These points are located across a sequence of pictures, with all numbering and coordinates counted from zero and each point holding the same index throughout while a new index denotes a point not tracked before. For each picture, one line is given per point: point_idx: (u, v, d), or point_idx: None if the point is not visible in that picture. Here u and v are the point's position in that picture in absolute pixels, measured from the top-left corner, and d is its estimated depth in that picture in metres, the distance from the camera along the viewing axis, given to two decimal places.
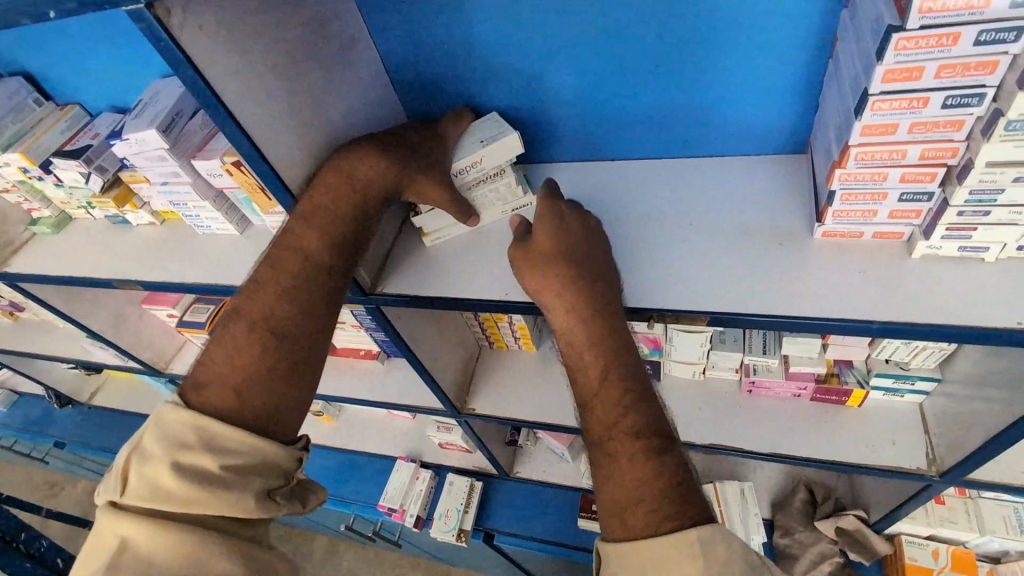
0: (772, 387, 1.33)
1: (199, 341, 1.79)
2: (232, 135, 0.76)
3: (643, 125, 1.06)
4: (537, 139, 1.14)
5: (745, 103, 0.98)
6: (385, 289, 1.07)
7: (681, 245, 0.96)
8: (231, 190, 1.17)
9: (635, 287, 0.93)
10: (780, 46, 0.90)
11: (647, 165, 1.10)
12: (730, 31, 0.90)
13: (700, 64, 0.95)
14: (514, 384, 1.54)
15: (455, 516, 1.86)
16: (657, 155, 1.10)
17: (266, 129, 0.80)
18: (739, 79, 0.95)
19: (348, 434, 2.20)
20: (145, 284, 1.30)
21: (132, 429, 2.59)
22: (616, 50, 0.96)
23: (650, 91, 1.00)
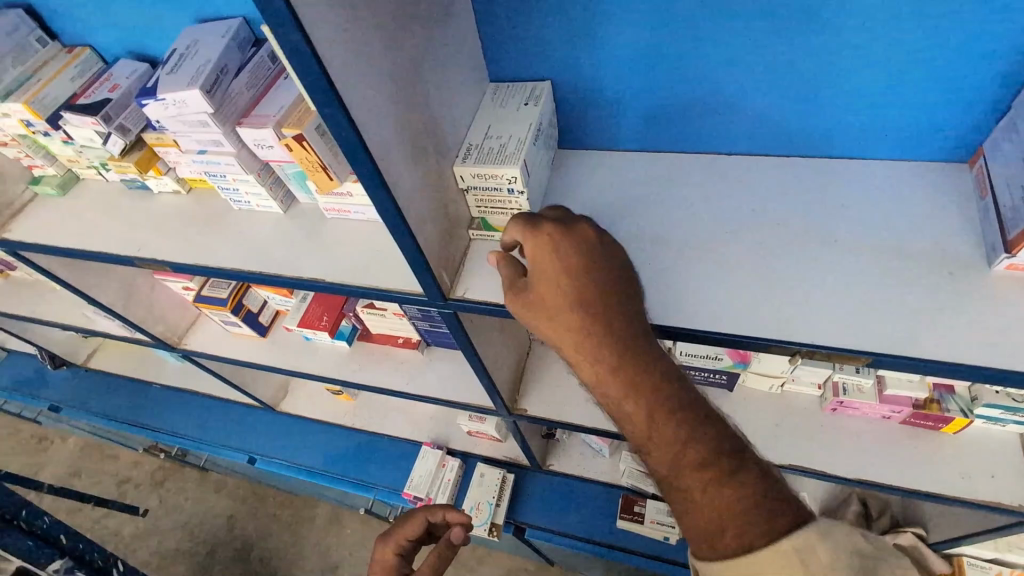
0: (861, 407, 1.22)
1: (217, 318, 1.63)
2: (331, 117, 0.61)
3: (780, 118, 0.92)
4: (649, 123, 0.99)
5: (913, 104, 0.84)
6: (468, 293, 0.92)
7: (826, 263, 0.84)
8: (280, 164, 1.00)
9: (776, 312, 0.81)
10: (981, 41, 0.75)
11: (774, 164, 0.97)
12: (923, 18, 0.75)
13: (875, 54, 0.80)
14: (571, 386, 1.42)
15: (487, 511, 1.76)
16: (785, 152, 0.97)
17: (368, 107, 0.64)
18: (916, 75, 0.81)
19: (369, 416, 2.08)
20: (169, 263, 1.13)
21: (130, 396, 2.44)
22: (774, 29, 0.81)
23: (799, 81, 0.86)
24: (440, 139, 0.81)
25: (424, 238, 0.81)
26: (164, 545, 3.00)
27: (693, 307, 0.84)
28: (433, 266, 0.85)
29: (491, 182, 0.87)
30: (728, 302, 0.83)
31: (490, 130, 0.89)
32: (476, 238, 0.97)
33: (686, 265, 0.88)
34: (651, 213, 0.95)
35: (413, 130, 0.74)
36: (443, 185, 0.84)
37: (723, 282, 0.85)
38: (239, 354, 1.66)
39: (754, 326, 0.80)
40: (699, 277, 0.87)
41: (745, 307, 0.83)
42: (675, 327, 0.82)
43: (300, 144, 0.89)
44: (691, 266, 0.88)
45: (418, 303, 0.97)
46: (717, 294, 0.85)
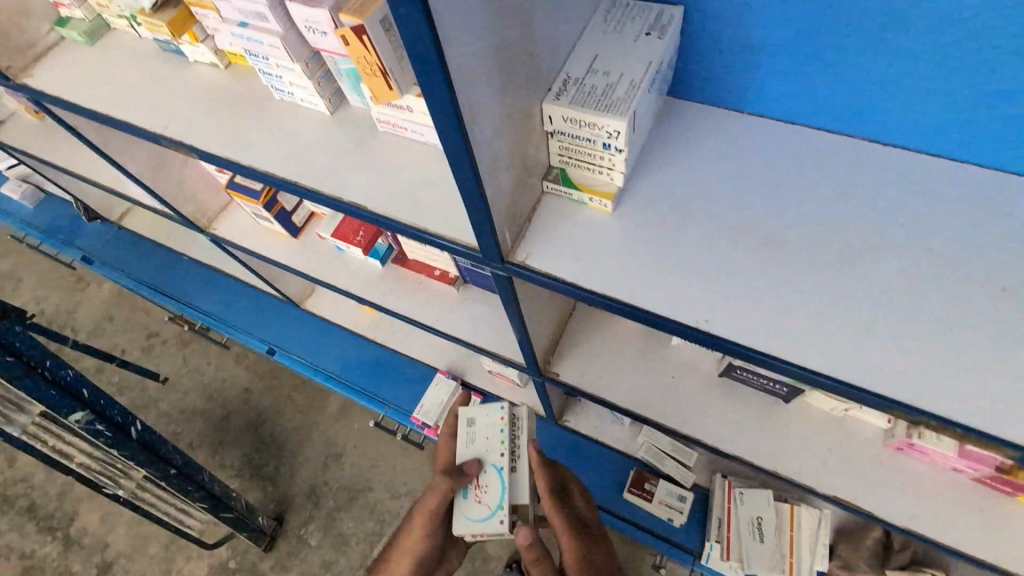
0: (932, 454, 1.09)
1: (249, 209, 1.52)
2: (406, 19, 0.44)
3: (955, 117, 0.73)
4: (817, 78, 0.77)
5: None
6: (529, 259, 0.77)
7: (988, 317, 0.67)
8: (332, 56, 0.83)
9: (915, 364, 0.66)
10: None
11: (927, 168, 0.78)
12: None
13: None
14: (611, 358, 1.31)
15: (498, 483, 1.13)
16: (944, 152, 0.77)
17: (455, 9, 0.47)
18: None
19: (391, 331, 2.03)
20: (196, 150, 0.99)
21: (158, 262, 2.42)
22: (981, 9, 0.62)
23: (994, 76, 0.67)
24: (536, 68, 0.64)
25: (494, 191, 0.66)
26: (184, 402, 3.15)
27: (801, 339, 0.69)
28: (497, 223, 0.71)
29: (583, 131, 0.69)
30: (846, 337, 0.69)
31: (597, 60, 0.70)
32: (550, 192, 0.81)
33: (802, 280, 0.72)
34: (767, 201, 0.77)
35: (504, 53, 0.56)
36: (528, 125, 0.67)
37: (842, 308, 0.70)
38: (266, 251, 1.57)
39: (874, 375, 0.66)
40: (819, 298, 0.71)
41: (861, 352, 0.68)
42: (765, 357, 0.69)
43: (360, 38, 0.70)
44: (810, 282, 0.72)
45: (468, 257, 0.83)
46: (834, 327, 0.69)
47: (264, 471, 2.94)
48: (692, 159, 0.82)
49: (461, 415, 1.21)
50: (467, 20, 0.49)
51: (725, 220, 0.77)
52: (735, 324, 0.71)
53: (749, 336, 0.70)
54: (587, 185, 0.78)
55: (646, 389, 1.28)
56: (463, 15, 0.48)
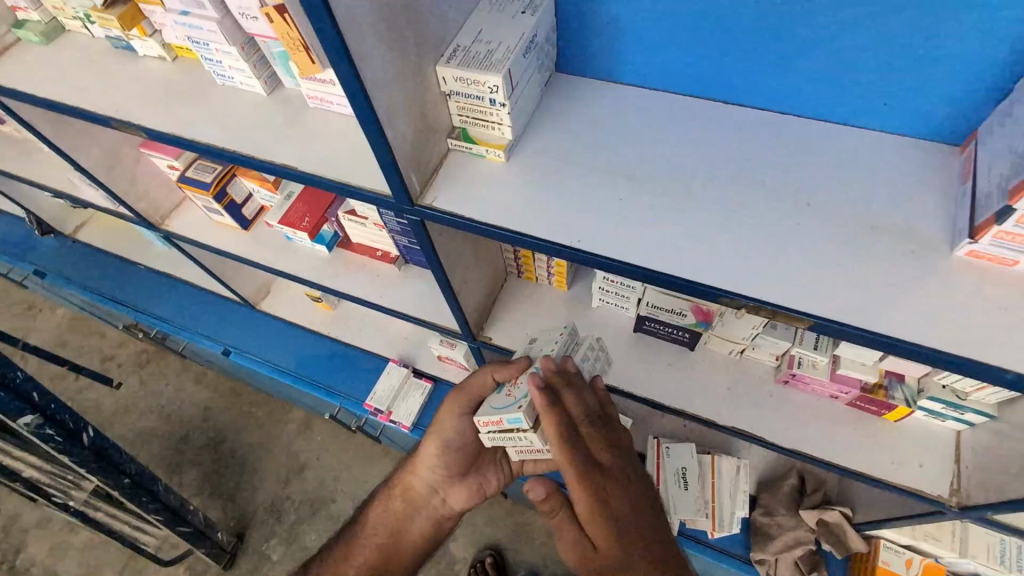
0: (811, 383, 1.25)
1: (200, 203, 1.62)
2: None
3: (768, 78, 0.89)
4: (665, 48, 0.92)
5: (902, 80, 0.82)
6: (435, 202, 0.90)
7: (800, 226, 0.80)
8: (264, 40, 0.96)
9: (743, 262, 0.79)
10: (1005, 27, 0.71)
11: (758, 118, 0.93)
12: None
13: (911, 12, 0.74)
14: (538, 322, 1.44)
15: (533, 377, 1.01)
16: (771, 107, 0.93)
17: None
18: (913, 42, 0.77)
19: (346, 326, 2.11)
20: (146, 130, 1.10)
21: (113, 273, 2.46)
22: None
23: (786, 40, 0.83)
24: (423, 34, 0.78)
25: (396, 134, 0.79)
26: (139, 424, 3.08)
27: (652, 251, 0.81)
28: (402, 165, 0.83)
29: (472, 89, 0.84)
30: (690, 248, 0.81)
31: (482, 33, 0.85)
32: (454, 149, 0.95)
33: (655, 206, 0.85)
34: (629, 145, 0.92)
35: (392, 13, 0.70)
36: (424, 83, 0.82)
37: (687, 226, 0.83)
38: (220, 243, 1.67)
39: (708, 272, 0.78)
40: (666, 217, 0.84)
41: (701, 258, 0.80)
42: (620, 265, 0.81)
43: (282, 16, 0.85)
44: (661, 207, 0.85)
45: (386, 206, 0.96)
46: (678, 243, 0.81)
47: (224, 488, 2.86)
48: (570, 116, 0.97)
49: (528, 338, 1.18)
50: None
51: (595, 163, 0.91)
52: (601, 241, 0.83)
53: (611, 248, 0.82)
54: (483, 140, 0.92)
55: None
56: None
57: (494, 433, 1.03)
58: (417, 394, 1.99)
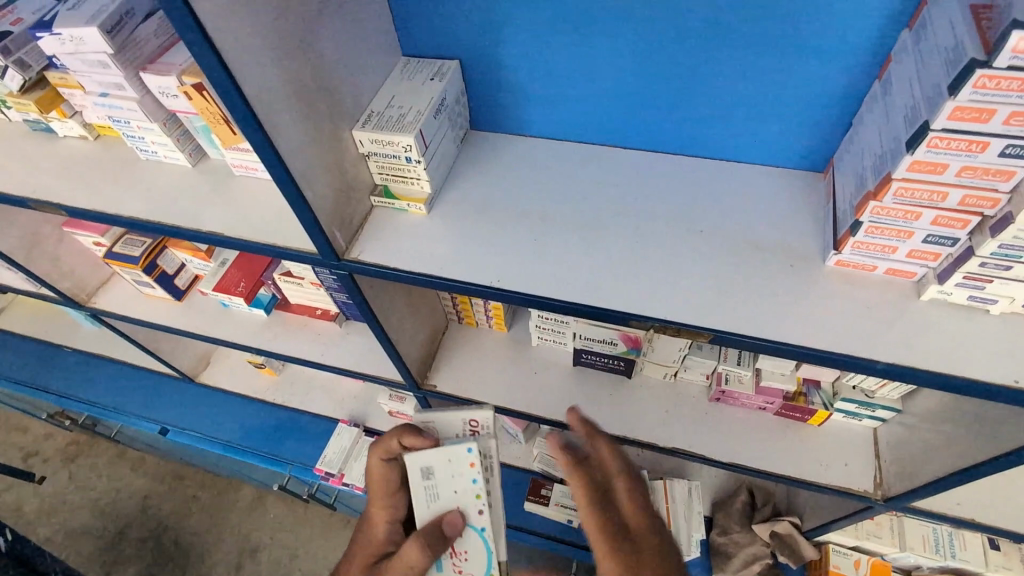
0: (740, 397, 1.32)
1: (129, 277, 1.58)
2: (201, 56, 0.61)
3: (654, 125, 1.00)
4: (564, 102, 1.02)
5: (764, 123, 0.94)
6: (361, 255, 0.94)
7: (695, 254, 0.90)
8: (186, 115, 1.00)
9: (648, 287, 0.87)
10: (836, 73, 0.85)
11: (652, 161, 1.03)
12: (765, 40, 0.84)
13: (760, 64, 0.87)
14: (480, 366, 1.47)
15: (481, 547, 0.98)
16: (662, 150, 1.04)
17: (249, 52, 0.66)
18: (768, 90, 0.90)
19: (291, 391, 2.07)
20: (66, 209, 1.10)
21: (36, 359, 2.32)
22: (632, 46, 0.90)
23: (664, 91, 0.95)
24: (338, 104, 0.85)
25: (315, 196, 0.84)
26: (68, 524, 2.81)
27: (566, 286, 0.88)
28: (324, 224, 0.88)
29: (388, 149, 0.90)
30: (600, 281, 0.88)
31: (394, 100, 0.92)
32: (378, 205, 1.00)
33: (568, 244, 0.93)
34: (539, 191, 1.00)
35: (303, 86, 0.76)
36: (341, 146, 0.87)
37: (597, 260, 0.91)
38: (153, 317, 1.63)
39: (619, 301, 0.86)
40: (576, 253, 0.92)
41: (610, 287, 0.88)
42: (537, 300, 0.87)
43: (201, 93, 0.90)
44: (571, 244, 0.93)
45: (315, 263, 0.99)
46: (590, 277, 0.89)
47: None
48: (483, 169, 1.05)
49: (414, 466, 0.99)
50: (263, 61, 0.68)
51: (512, 210, 0.98)
52: (520, 280, 0.89)
53: (529, 286, 0.89)
54: (404, 195, 0.98)
55: (515, 387, 1.45)
56: (259, 57, 0.68)
57: None
58: (370, 453, 1.94)
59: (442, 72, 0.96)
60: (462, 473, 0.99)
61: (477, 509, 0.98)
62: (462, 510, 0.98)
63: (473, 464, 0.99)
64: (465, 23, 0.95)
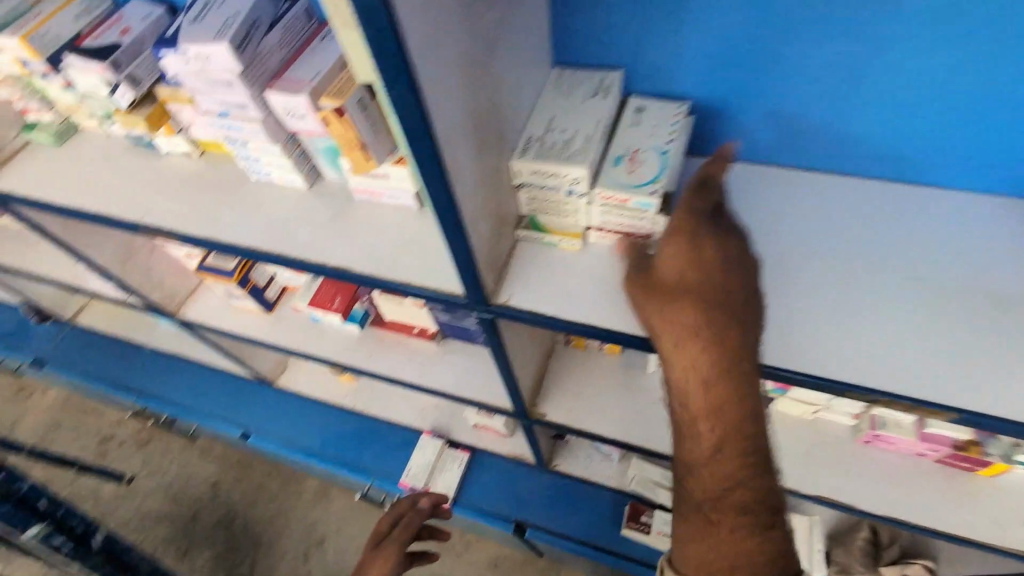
0: (895, 442, 1.18)
1: (220, 289, 1.52)
2: (398, 98, 0.50)
3: (831, 141, 0.91)
4: (731, 118, 0.93)
5: (969, 145, 0.85)
6: (512, 299, 0.84)
7: (891, 300, 0.84)
8: (309, 136, 0.90)
9: None
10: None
11: (823, 181, 0.95)
12: (996, 58, 0.75)
13: (981, 83, 0.78)
14: (592, 392, 1.36)
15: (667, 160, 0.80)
16: (834, 168, 0.95)
17: (445, 86, 0.54)
18: (982, 111, 0.81)
19: (371, 398, 2.01)
20: (176, 235, 1.02)
21: (117, 357, 2.33)
22: (833, 55, 0.81)
23: (856, 106, 0.86)
24: (503, 132, 0.73)
25: (477, 240, 0.73)
26: (143, 508, 2.77)
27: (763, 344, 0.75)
28: (479, 268, 0.77)
29: (550, 181, 0.78)
30: None
31: (553, 120, 0.80)
32: (522, 239, 0.89)
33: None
34: None
35: (480, 117, 0.65)
36: (500, 181, 0.76)
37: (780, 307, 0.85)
38: (243, 329, 1.57)
39: None
40: None
41: (798, 339, 0.83)
42: None
43: (339, 118, 0.79)
44: None
45: (455, 303, 0.88)
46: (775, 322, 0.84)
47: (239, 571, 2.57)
48: None
49: (627, 103, 0.87)
50: (454, 95, 0.57)
51: None
52: None
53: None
54: (556, 229, 0.86)
55: (631, 416, 1.33)
56: (450, 90, 0.56)
57: (605, 212, 0.81)
58: (454, 468, 1.87)
59: (605, 88, 0.84)
60: (655, 131, 0.83)
61: (668, 140, 0.82)
62: (638, 137, 0.82)
63: (679, 115, 0.85)
64: None
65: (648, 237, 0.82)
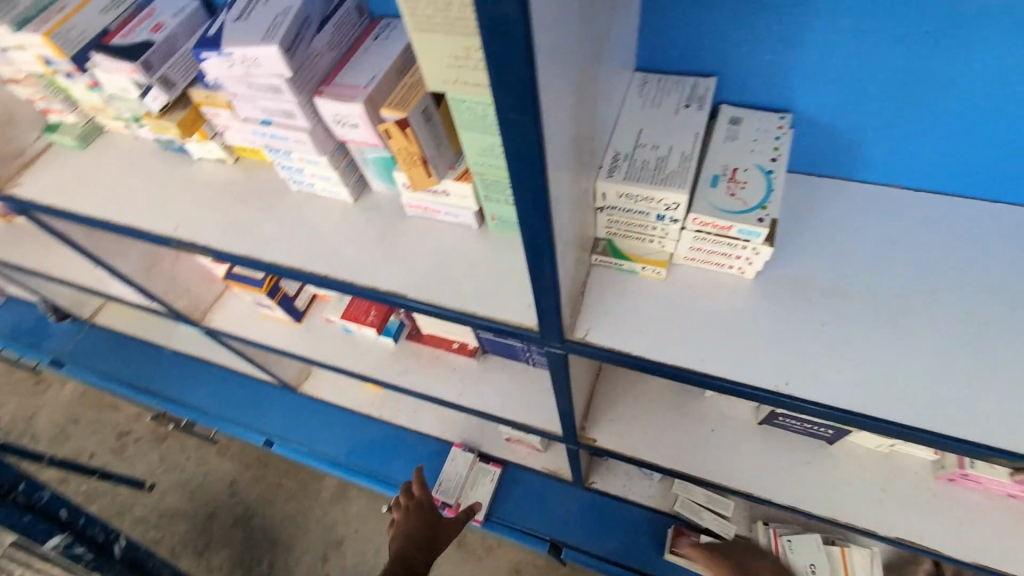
0: (984, 482, 1.08)
1: (248, 298, 1.45)
2: (513, 120, 0.42)
3: (955, 158, 0.79)
4: (835, 128, 0.81)
5: None
6: (590, 335, 0.75)
7: None
8: (360, 147, 0.81)
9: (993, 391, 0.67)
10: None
11: (942, 203, 0.82)
12: None
13: None
14: (644, 416, 1.27)
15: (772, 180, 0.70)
16: (955, 189, 0.82)
17: (558, 104, 0.45)
18: None
19: (399, 408, 1.93)
20: (211, 250, 0.94)
21: (137, 358, 2.27)
22: (975, 57, 0.68)
23: (994, 118, 0.73)
24: (594, 150, 0.64)
25: (562, 273, 0.64)
26: (164, 504, 2.63)
27: None
28: (560, 302, 0.68)
29: (640, 205, 0.69)
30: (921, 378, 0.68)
31: (643, 134, 0.71)
32: (597, 264, 0.80)
33: (870, 330, 0.72)
34: (808, 251, 0.78)
35: (579, 136, 0.55)
36: (585, 205, 0.67)
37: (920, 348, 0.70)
38: (272, 340, 1.50)
39: None
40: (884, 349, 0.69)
41: (948, 390, 0.67)
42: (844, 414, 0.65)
43: (402, 131, 0.70)
44: (871, 325, 0.72)
45: (523, 336, 0.80)
46: (920, 371, 0.68)
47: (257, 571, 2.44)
48: None
49: (721, 113, 0.78)
50: (563, 114, 0.47)
51: (772, 276, 0.77)
52: None
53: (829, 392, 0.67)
54: (638, 255, 0.77)
55: (687, 444, 1.24)
56: (561, 109, 0.46)
57: (700, 240, 0.71)
58: (486, 483, 1.79)
59: (700, 96, 0.75)
60: (756, 146, 0.73)
61: (771, 157, 0.72)
62: (737, 154, 0.73)
63: (781, 128, 0.76)
64: None
65: (747, 266, 0.73)
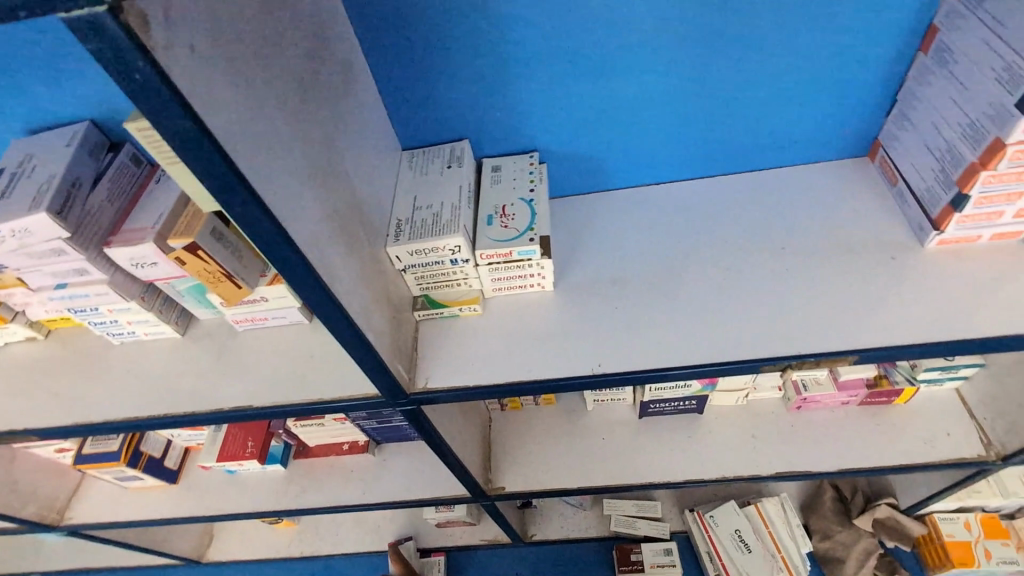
0: (822, 399, 1.25)
1: (108, 476, 1.32)
2: (244, 215, 0.48)
3: (678, 153, 0.95)
4: (582, 155, 0.95)
5: (800, 126, 0.91)
6: (430, 382, 0.80)
7: (794, 282, 0.82)
8: (167, 281, 0.83)
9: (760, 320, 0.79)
10: (868, 65, 0.82)
11: (686, 189, 0.99)
12: (793, 49, 0.80)
13: (788, 75, 0.83)
14: (542, 449, 1.33)
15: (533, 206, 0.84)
16: (691, 174, 0.99)
17: (290, 192, 0.53)
18: (799, 97, 0.86)
19: (319, 536, 1.80)
20: (33, 431, 0.88)
21: None
22: (649, 80, 0.84)
23: (688, 119, 0.89)
24: (370, 223, 0.72)
25: (374, 334, 0.70)
26: None
27: (676, 347, 0.78)
28: (387, 361, 0.74)
29: (431, 256, 0.78)
30: (703, 327, 0.79)
31: (417, 198, 0.82)
32: (423, 319, 0.87)
33: (657, 304, 0.83)
34: (592, 254, 0.92)
35: (340, 213, 0.64)
36: (381, 270, 0.75)
37: (697, 304, 0.82)
38: (148, 512, 1.37)
39: (735, 350, 0.76)
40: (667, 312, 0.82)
41: (732, 336, 0.78)
42: (651, 374, 0.76)
43: (195, 254, 0.74)
44: (655, 298, 0.84)
45: (374, 405, 0.83)
46: (703, 325, 0.80)
47: None
48: None
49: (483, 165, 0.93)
50: (304, 200, 0.55)
51: (570, 281, 0.89)
52: (621, 356, 0.78)
53: (636, 361, 0.78)
54: (453, 299, 0.85)
55: (587, 459, 1.31)
56: (298, 196, 0.54)
57: (494, 270, 0.82)
58: None
59: (458, 158, 0.88)
60: (516, 183, 0.88)
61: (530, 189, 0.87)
62: (502, 193, 0.87)
63: (533, 164, 0.92)
64: (469, 97, 0.86)
65: (541, 281, 0.84)
